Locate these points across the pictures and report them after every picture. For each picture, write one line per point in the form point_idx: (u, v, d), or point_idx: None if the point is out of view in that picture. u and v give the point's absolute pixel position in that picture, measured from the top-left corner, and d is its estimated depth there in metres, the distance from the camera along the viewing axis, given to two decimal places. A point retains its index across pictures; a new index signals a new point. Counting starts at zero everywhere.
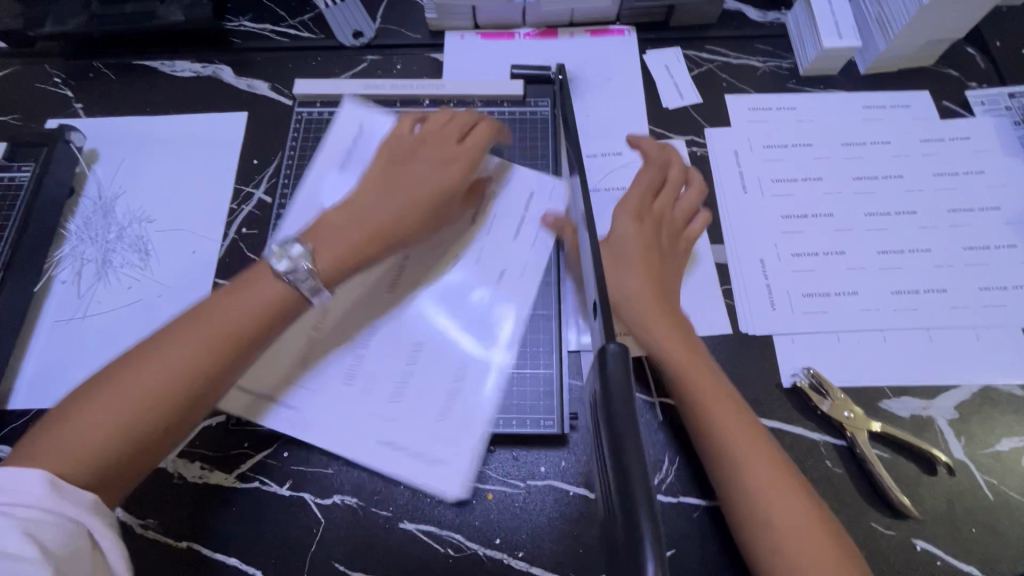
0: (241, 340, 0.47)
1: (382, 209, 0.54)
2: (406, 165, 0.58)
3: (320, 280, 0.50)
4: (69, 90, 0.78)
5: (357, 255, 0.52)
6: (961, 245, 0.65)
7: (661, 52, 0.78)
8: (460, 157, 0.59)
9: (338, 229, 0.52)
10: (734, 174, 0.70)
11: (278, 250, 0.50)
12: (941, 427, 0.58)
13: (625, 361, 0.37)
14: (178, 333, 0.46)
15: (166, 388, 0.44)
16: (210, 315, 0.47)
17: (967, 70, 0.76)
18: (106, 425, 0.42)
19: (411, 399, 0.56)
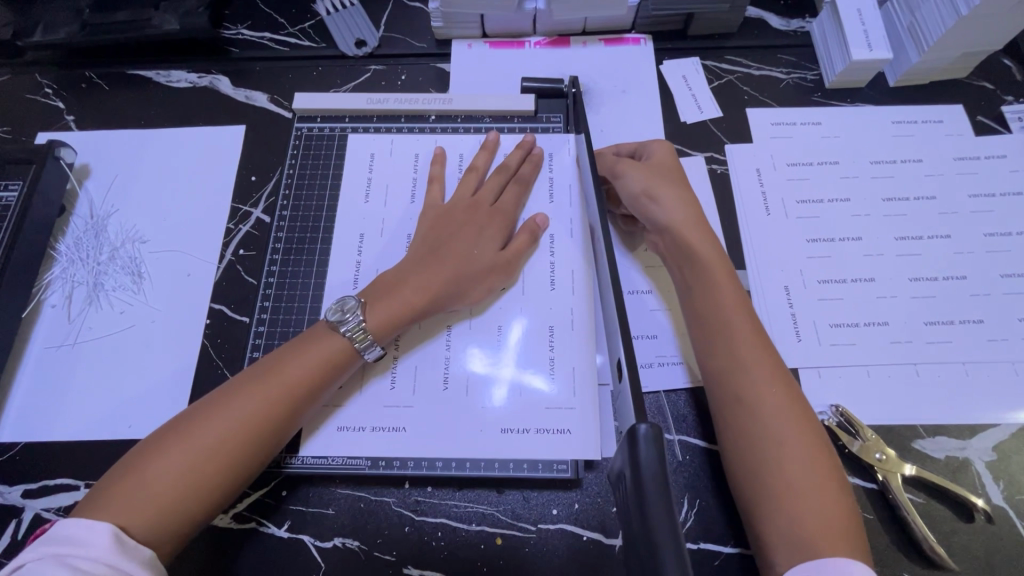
0: (301, 394, 0.49)
1: (429, 266, 0.56)
2: (450, 222, 0.59)
3: (372, 335, 0.52)
4: (60, 101, 0.75)
5: (408, 311, 0.54)
6: (998, 273, 0.61)
7: (678, 62, 0.74)
8: (504, 213, 0.60)
9: (390, 289, 0.54)
10: (756, 194, 0.66)
11: (336, 308, 0.53)
12: (978, 470, 0.54)
13: (657, 443, 0.35)
14: (246, 385, 0.49)
15: (235, 440, 0.46)
16: (272, 370, 0.50)
17: (1003, 83, 0.72)
18: (176, 477, 0.44)
19: (430, 440, 0.55)
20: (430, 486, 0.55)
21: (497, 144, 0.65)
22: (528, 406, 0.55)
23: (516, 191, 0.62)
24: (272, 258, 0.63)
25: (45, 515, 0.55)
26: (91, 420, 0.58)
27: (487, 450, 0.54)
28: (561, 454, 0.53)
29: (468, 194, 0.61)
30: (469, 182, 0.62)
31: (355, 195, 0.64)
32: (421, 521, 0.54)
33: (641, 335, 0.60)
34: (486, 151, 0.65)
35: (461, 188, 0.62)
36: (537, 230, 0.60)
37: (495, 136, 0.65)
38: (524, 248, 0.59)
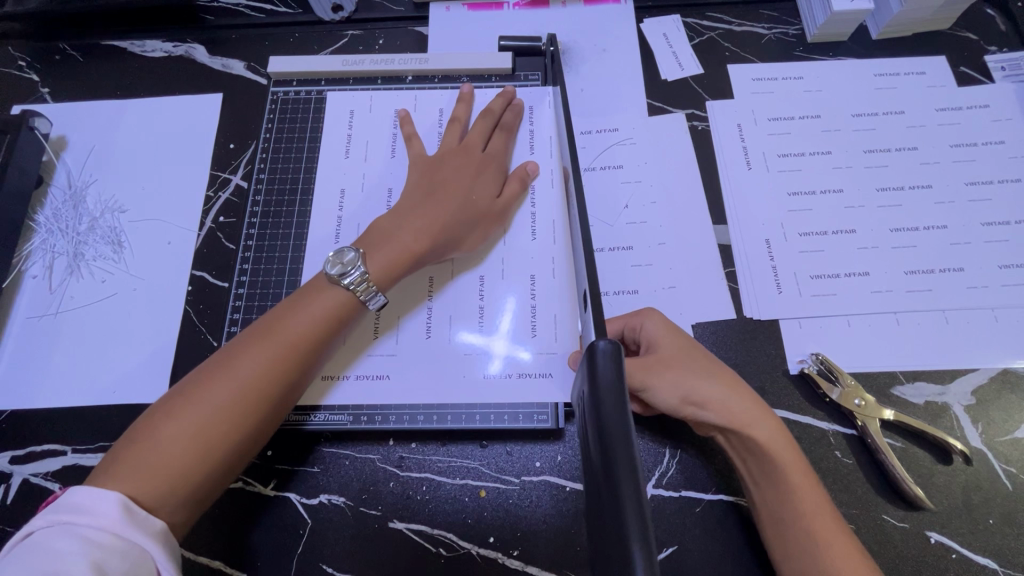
0: (309, 349, 0.48)
1: (427, 212, 0.54)
2: (443, 168, 0.58)
3: (374, 284, 0.51)
4: (35, 73, 0.74)
5: (409, 257, 0.52)
6: (979, 221, 0.61)
7: (659, 20, 0.73)
8: (495, 161, 0.60)
9: (388, 236, 0.53)
10: (737, 149, 0.66)
11: (334, 258, 0.51)
12: (957, 414, 0.55)
13: (615, 358, 0.38)
14: (249, 344, 0.47)
15: (241, 401, 0.44)
16: (274, 325, 0.48)
17: (986, 33, 0.71)
18: (186, 440, 0.42)
19: (413, 390, 0.55)
20: (413, 442, 0.55)
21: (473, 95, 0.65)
22: (523, 375, 0.55)
23: (503, 139, 0.61)
24: (251, 223, 0.63)
25: (33, 480, 0.55)
26: (76, 387, 0.59)
27: (471, 398, 0.54)
28: (541, 399, 0.54)
29: (457, 141, 0.60)
30: (455, 129, 0.61)
31: (333, 157, 0.64)
32: (406, 476, 0.54)
33: (613, 291, 0.59)
34: (464, 102, 0.64)
35: (448, 137, 0.61)
36: (527, 177, 0.60)
37: (470, 86, 0.64)
38: (514, 196, 0.59)
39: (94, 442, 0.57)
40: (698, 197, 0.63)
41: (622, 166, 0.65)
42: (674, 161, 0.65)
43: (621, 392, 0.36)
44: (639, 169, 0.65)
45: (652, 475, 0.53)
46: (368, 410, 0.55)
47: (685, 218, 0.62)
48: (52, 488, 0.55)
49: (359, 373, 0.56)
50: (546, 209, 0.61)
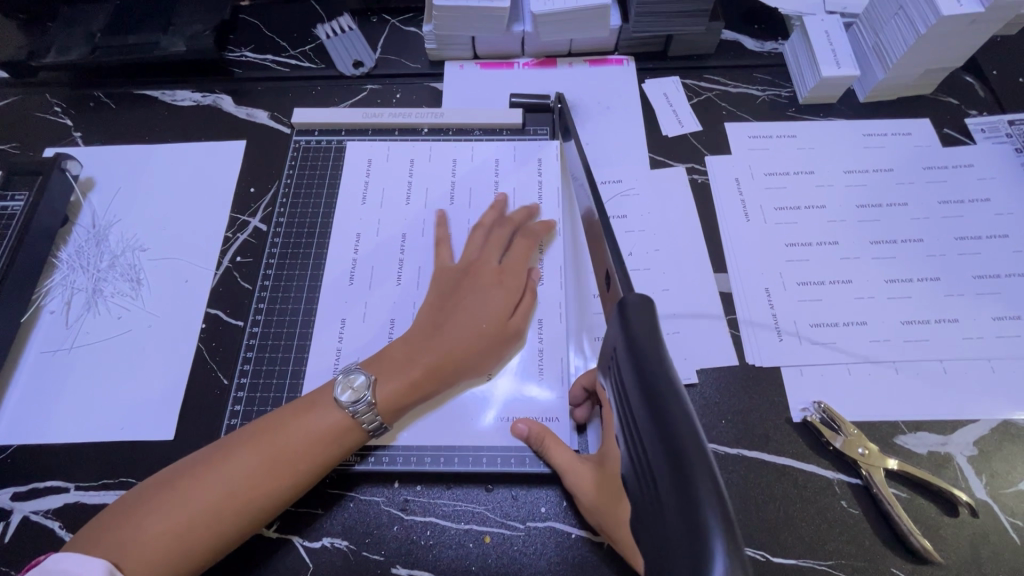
0: (300, 468, 0.49)
1: (440, 339, 0.55)
2: (459, 289, 0.59)
3: (379, 415, 0.52)
4: (69, 119, 0.78)
5: (416, 388, 0.53)
6: (972, 274, 0.63)
7: (659, 80, 0.78)
8: (510, 280, 0.59)
9: (397, 363, 0.53)
10: (736, 202, 0.69)
11: (344, 381, 0.52)
12: (960, 465, 0.55)
13: (647, 310, 0.36)
14: (249, 445, 0.48)
15: (229, 506, 0.46)
16: (270, 437, 0.49)
17: (966, 98, 0.76)
18: (166, 535, 0.44)
19: (418, 430, 0.56)
20: (419, 485, 0.55)
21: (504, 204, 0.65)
22: (525, 412, 0.56)
23: (524, 245, 0.61)
24: (268, 264, 0.65)
25: (33, 517, 0.55)
26: (85, 422, 0.59)
27: (476, 439, 0.55)
28: None
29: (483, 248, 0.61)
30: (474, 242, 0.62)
31: (351, 204, 0.67)
32: (410, 520, 0.54)
33: None
34: (492, 211, 0.64)
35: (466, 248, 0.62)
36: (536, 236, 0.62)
37: (502, 197, 0.65)
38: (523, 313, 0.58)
39: (98, 479, 0.56)
40: (699, 247, 0.66)
41: (626, 215, 0.67)
42: (675, 212, 0.68)
43: (657, 337, 0.34)
44: (642, 218, 0.67)
45: None
46: (376, 451, 0.55)
47: (686, 266, 0.65)
48: (51, 527, 0.54)
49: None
50: (555, 256, 0.63)
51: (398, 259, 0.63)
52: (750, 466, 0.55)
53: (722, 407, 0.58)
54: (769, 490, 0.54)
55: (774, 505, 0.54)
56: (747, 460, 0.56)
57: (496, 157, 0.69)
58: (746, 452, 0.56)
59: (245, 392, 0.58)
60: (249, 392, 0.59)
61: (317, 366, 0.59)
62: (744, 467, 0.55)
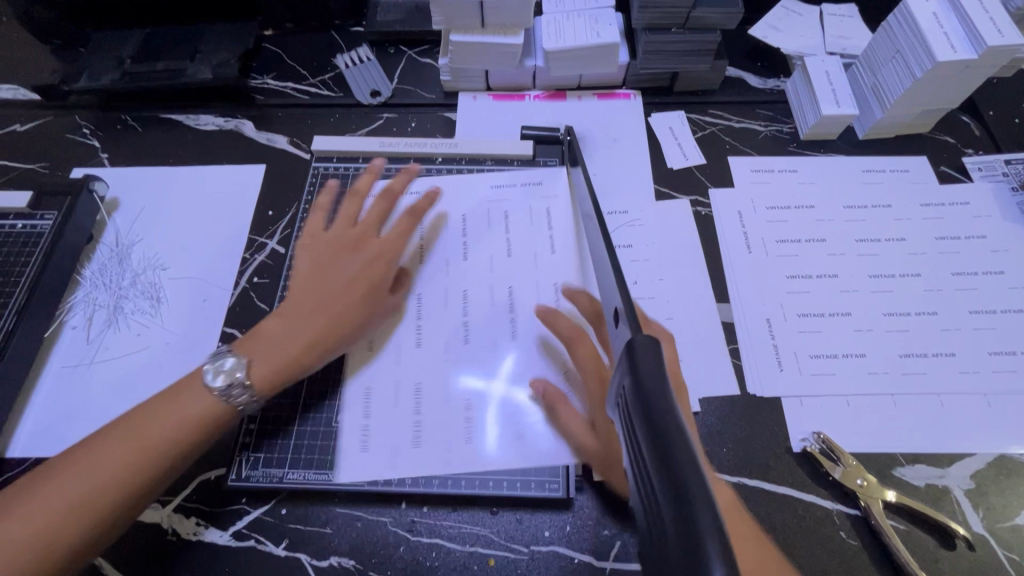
0: (159, 458, 0.49)
1: (321, 299, 0.58)
2: (323, 255, 0.61)
3: (254, 385, 0.53)
4: (96, 140, 0.81)
5: (299, 353, 0.55)
6: (968, 309, 0.65)
7: (665, 114, 0.81)
8: (339, 249, 0.61)
9: (273, 334, 0.56)
10: (738, 234, 0.71)
11: (212, 364, 0.53)
12: (958, 498, 0.56)
13: (655, 350, 0.37)
14: (112, 443, 0.49)
15: (86, 504, 0.47)
16: (143, 427, 0.50)
17: (962, 137, 0.78)
18: (25, 534, 0.45)
19: (425, 454, 0.56)
20: (426, 506, 0.56)
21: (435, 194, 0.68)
22: (516, 418, 0.57)
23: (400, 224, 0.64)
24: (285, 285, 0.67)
25: None
26: None
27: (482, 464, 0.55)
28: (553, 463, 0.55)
29: (346, 227, 0.63)
30: (352, 209, 0.64)
31: None
32: (417, 541, 0.55)
33: None
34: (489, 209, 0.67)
35: (344, 216, 0.64)
36: (419, 212, 0.66)
37: (435, 188, 0.69)
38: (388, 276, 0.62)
39: None
40: (702, 277, 0.68)
41: (632, 245, 0.70)
42: (679, 243, 0.70)
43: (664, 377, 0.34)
44: (647, 248, 0.70)
45: None
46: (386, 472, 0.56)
47: (690, 296, 0.66)
48: None
49: (375, 435, 0.57)
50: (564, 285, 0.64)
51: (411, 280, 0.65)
52: (751, 495, 0.56)
53: (723, 435, 0.59)
54: (769, 519, 0.55)
55: (774, 534, 0.55)
56: (748, 489, 0.57)
57: (507, 183, 0.72)
58: (747, 480, 0.57)
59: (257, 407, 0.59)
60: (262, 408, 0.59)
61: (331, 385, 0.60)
62: (745, 495, 0.56)
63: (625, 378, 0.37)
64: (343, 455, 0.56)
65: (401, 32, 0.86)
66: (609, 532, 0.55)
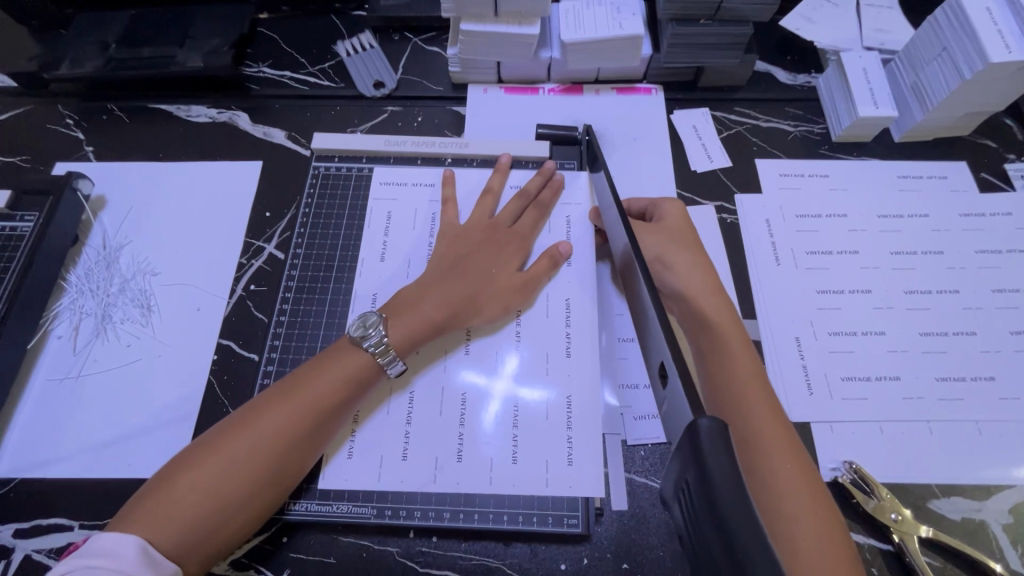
0: (317, 417, 0.50)
1: (441, 277, 0.57)
2: (471, 243, 0.60)
3: (393, 350, 0.53)
4: (81, 132, 0.76)
5: (428, 324, 0.55)
6: (1009, 330, 0.62)
7: (689, 112, 0.76)
8: (505, 241, 0.61)
9: (414, 302, 0.55)
10: (766, 244, 0.67)
11: (358, 323, 0.54)
12: (995, 533, 0.53)
13: (725, 441, 0.30)
14: (272, 401, 0.50)
15: (258, 465, 0.47)
16: (297, 389, 0.50)
17: (1005, 141, 0.73)
18: (203, 496, 0.45)
19: (415, 468, 0.53)
20: (435, 536, 0.53)
21: (553, 171, 0.66)
22: (523, 420, 0.55)
23: (534, 216, 0.63)
24: (284, 296, 0.62)
25: (36, 556, 0.53)
26: (91, 456, 0.57)
27: (521, 487, 0.53)
28: (559, 489, 0.52)
29: (484, 217, 0.62)
30: (486, 204, 0.63)
31: (372, 234, 0.64)
32: (425, 573, 0.52)
33: (628, 384, 0.59)
34: (519, 202, 0.64)
35: (477, 210, 0.63)
36: (558, 258, 0.61)
37: (553, 164, 0.66)
38: (541, 274, 0.59)
39: (103, 518, 0.55)
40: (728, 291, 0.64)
41: None
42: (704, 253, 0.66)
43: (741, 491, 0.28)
44: None
45: None
46: (393, 504, 0.53)
47: None
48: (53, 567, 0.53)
49: (364, 445, 0.54)
50: (581, 295, 0.60)
51: None
52: None
53: None
54: None
55: None
56: None
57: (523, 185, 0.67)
58: None
59: None
60: None
61: None
62: None
63: (687, 472, 0.31)
64: (329, 463, 0.54)
65: (407, 17, 0.80)
66: (628, 566, 0.52)
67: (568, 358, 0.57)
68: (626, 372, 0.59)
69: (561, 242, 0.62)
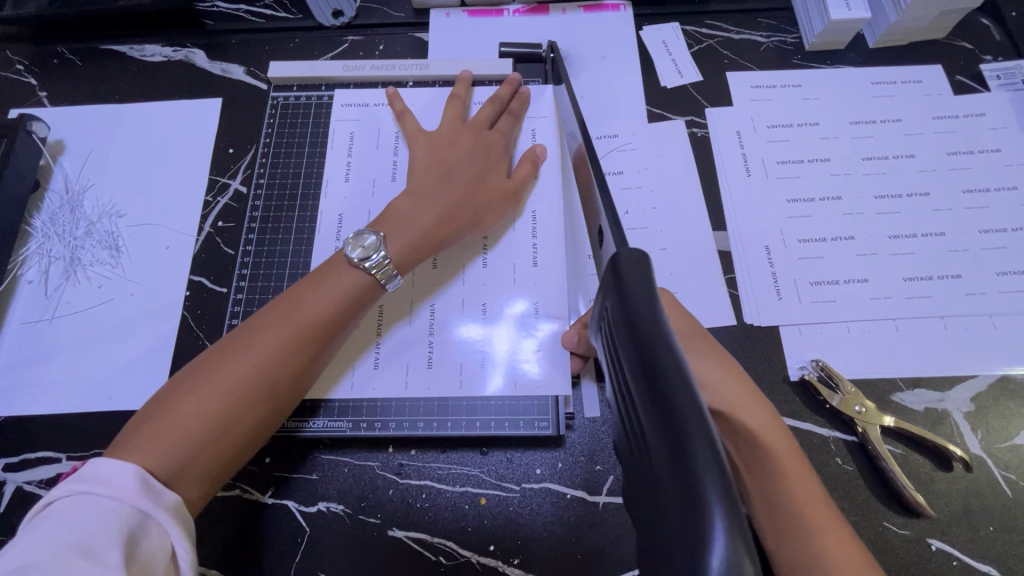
0: (318, 336, 0.49)
1: (435, 191, 0.55)
2: (455, 153, 0.58)
3: (396, 267, 0.52)
4: (32, 77, 0.73)
5: (429, 241, 0.54)
6: (978, 228, 0.62)
7: (658, 27, 0.74)
8: (488, 148, 0.59)
9: (409, 217, 0.54)
10: (737, 156, 0.66)
11: (354, 241, 0.51)
12: (956, 421, 0.55)
13: (642, 264, 0.33)
14: (269, 322, 0.48)
15: (261, 385, 0.46)
16: (291, 307, 0.49)
17: (981, 42, 0.72)
18: (208, 417, 0.43)
19: (385, 376, 0.55)
20: (413, 449, 0.55)
21: (518, 80, 0.65)
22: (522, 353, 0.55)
23: (509, 122, 0.62)
24: (250, 226, 0.63)
25: (26, 488, 0.55)
26: (72, 393, 0.58)
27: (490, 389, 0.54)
28: (523, 390, 0.54)
29: (460, 125, 0.60)
30: (457, 113, 0.61)
31: (335, 158, 0.64)
32: (406, 484, 0.54)
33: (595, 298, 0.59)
34: (491, 108, 0.62)
35: (451, 119, 0.61)
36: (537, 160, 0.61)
37: (517, 75, 0.65)
38: (526, 178, 0.59)
39: (88, 449, 0.56)
40: (697, 204, 0.63)
41: (623, 171, 0.65)
42: (674, 168, 0.65)
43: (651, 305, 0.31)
44: (639, 174, 0.65)
45: None
46: (367, 417, 0.54)
47: (686, 224, 0.62)
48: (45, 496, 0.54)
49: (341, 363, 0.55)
50: (546, 209, 0.60)
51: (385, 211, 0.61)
52: None
53: None
54: None
55: None
56: None
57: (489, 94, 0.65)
58: None
59: None
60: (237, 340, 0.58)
61: None
62: None
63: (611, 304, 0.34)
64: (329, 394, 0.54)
65: None
66: (602, 468, 0.54)
67: (534, 267, 0.58)
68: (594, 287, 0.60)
69: (535, 145, 0.63)
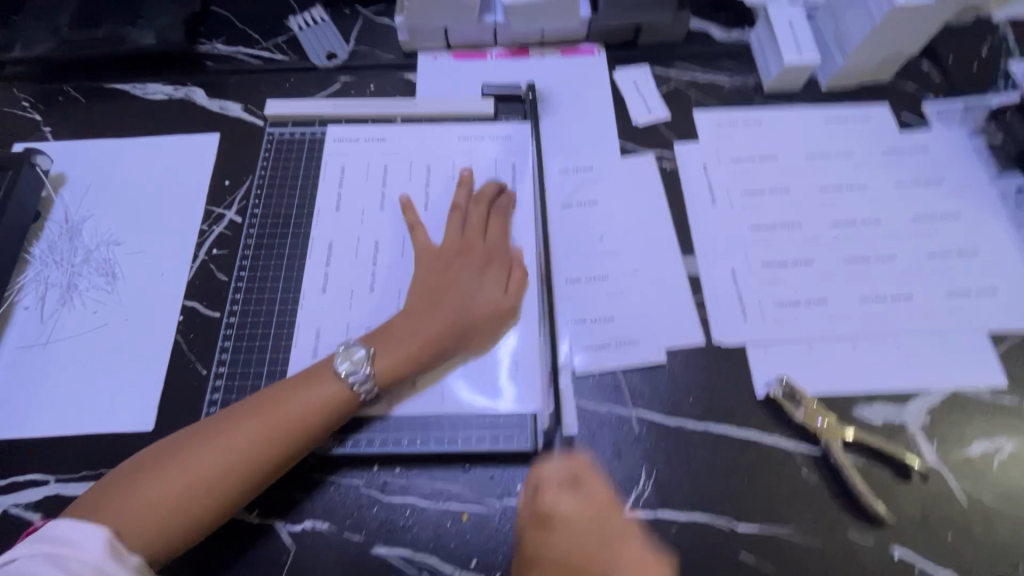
0: (285, 436, 0.51)
1: (425, 311, 0.57)
2: (449, 269, 0.60)
3: (377, 385, 0.54)
4: (37, 114, 0.77)
5: (413, 361, 0.55)
6: (926, 253, 0.66)
7: (630, 69, 0.79)
8: (482, 257, 0.61)
9: (396, 337, 0.56)
10: (703, 187, 0.71)
11: (343, 354, 0.54)
12: (914, 433, 0.58)
13: None
14: (245, 417, 0.51)
15: (224, 477, 0.48)
16: (269, 408, 0.51)
17: (923, 84, 0.78)
18: (169, 499, 0.47)
19: None
20: (397, 467, 0.57)
21: (500, 188, 0.66)
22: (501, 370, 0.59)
23: (498, 225, 0.64)
24: (244, 253, 0.66)
25: (14, 510, 0.55)
26: (63, 416, 0.59)
27: (472, 407, 0.58)
28: (504, 405, 0.58)
29: (457, 236, 0.62)
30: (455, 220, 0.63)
31: (327, 189, 0.68)
32: (390, 501, 0.55)
33: (573, 319, 0.63)
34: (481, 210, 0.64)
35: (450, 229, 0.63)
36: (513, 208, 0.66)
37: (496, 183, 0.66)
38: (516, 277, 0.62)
39: (77, 471, 0.57)
40: (667, 231, 0.68)
41: (598, 202, 0.69)
42: (645, 198, 0.70)
43: None
44: (613, 204, 0.69)
45: (628, 496, 0.55)
46: (354, 434, 0.57)
47: (656, 251, 0.66)
48: (33, 519, 0.55)
49: None
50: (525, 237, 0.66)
51: (373, 238, 0.65)
52: (715, 442, 0.58)
53: (689, 384, 0.61)
54: (735, 460, 0.57)
55: (737, 476, 0.56)
56: (713, 436, 0.58)
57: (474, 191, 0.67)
58: (713, 426, 0.58)
59: (225, 367, 0.60)
60: (229, 364, 0.61)
61: (301, 347, 0.61)
62: (708, 442, 0.58)
63: None
64: None
65: None
66: None
67: None
68: (571, 309, 0.63)
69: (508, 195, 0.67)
